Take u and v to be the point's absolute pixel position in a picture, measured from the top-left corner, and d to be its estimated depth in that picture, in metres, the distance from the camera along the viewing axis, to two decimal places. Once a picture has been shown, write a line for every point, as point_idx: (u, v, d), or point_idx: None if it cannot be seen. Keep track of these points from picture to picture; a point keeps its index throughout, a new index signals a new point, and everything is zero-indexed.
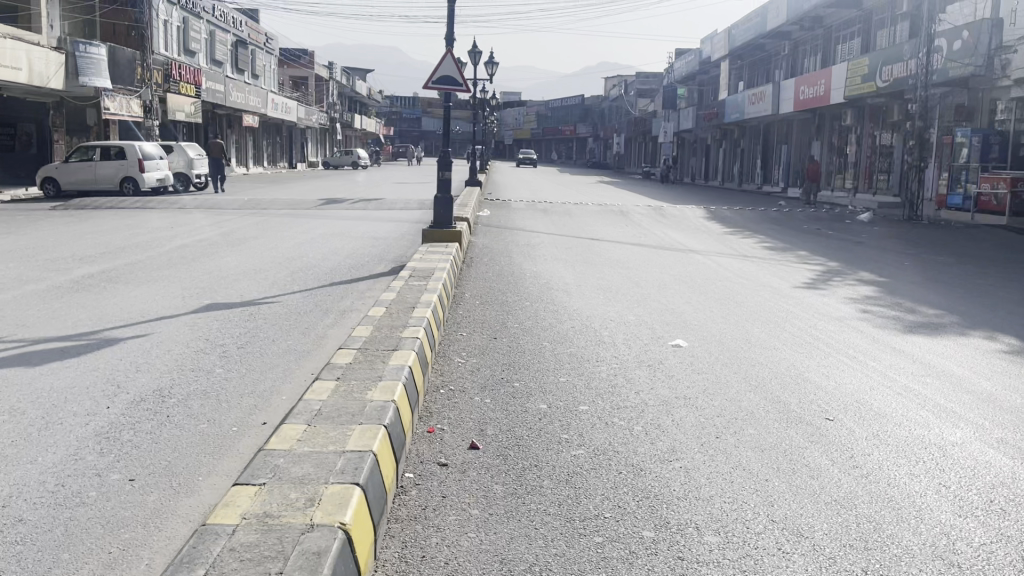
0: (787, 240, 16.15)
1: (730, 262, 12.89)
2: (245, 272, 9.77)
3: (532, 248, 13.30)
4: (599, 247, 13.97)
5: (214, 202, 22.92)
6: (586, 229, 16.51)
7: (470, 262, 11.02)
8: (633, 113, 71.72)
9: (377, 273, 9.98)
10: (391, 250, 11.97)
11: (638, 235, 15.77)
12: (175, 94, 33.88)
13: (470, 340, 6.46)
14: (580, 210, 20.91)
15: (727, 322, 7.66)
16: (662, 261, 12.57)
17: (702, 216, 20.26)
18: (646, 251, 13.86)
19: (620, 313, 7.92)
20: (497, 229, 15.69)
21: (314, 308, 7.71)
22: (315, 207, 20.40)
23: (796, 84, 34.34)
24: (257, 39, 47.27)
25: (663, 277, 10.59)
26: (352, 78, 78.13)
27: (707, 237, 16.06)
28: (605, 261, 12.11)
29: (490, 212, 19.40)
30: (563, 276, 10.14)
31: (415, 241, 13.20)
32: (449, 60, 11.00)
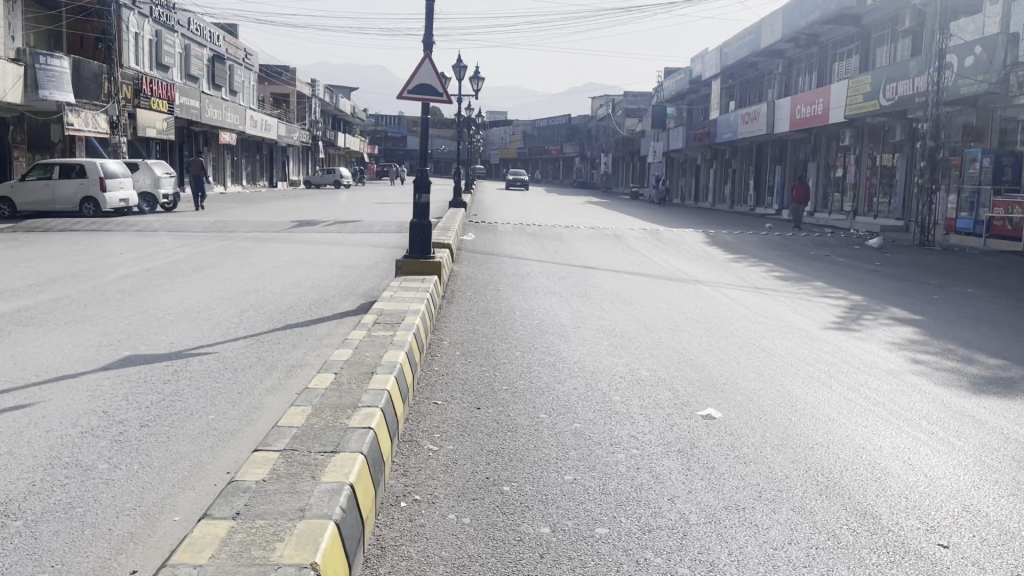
0: (798, 269, 14.83)
1: (742, 295, 11.55)
2: (186, 312, 8.36)
3: (522, 280, 11.90)
4: (595, 278, 12.59)
5: (180, 224, 21.48)
6: (580, 256, 15.13)
7: (451, 297, 9.60)
8: (621, 133, 70.82)
9: (341, 311, 8.59)
10: (362, 282, 10.57)
11: (638, 264, 14.40)
12: (146, 110, 32.46)
13: (447, 411, 5.02)
14: (572, 233, 19.55)
15: (762, 381, 6.28)
16: (667, 294, 11.21)
17: (701, 241, 18.97)
18: (646, 281, 12.52)
19: (630, 366, 6.52)
20: (482, 256, 14.30)
21: (257, 360, 6.27)
22: (286, 230, 19.02)
23: (793, 103, 33.26)
24: (235, 55, 45.90)
25: (673, 316, 9.21)
26: (336, 96, 76.99)
27: (711, 265, 14.77)
28: (603, 294, 10.73)
29: (475, 236, 18.02)
30: (559, 316, 8.74)
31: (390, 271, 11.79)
32: (427, 66, 9.62)
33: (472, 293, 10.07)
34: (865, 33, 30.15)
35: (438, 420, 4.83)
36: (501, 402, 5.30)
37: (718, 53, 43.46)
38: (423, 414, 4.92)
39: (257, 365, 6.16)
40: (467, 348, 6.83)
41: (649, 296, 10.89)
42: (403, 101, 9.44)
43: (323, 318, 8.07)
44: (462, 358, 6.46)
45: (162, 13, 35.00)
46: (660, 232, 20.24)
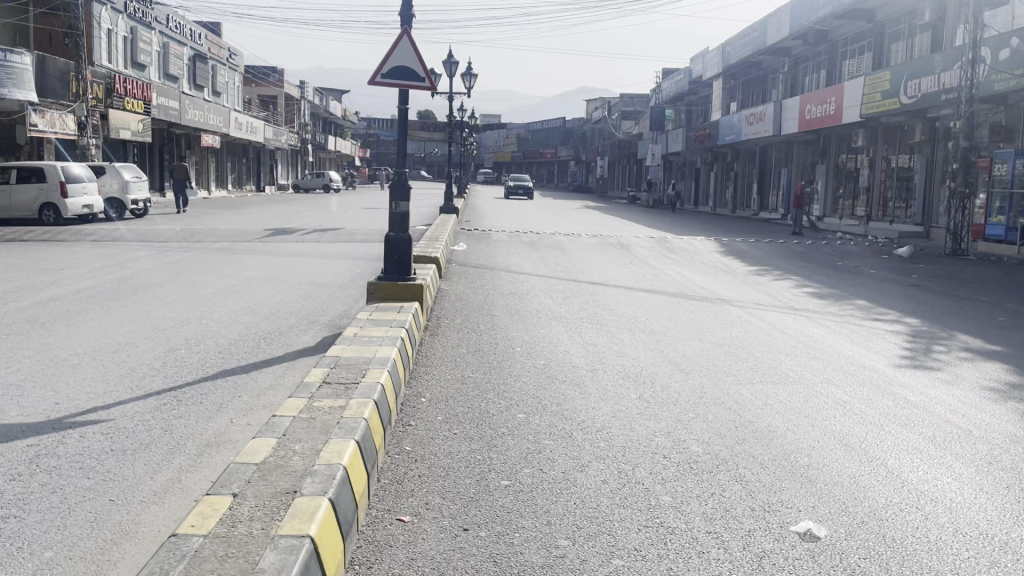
0: (831, 283, 13.11)
1: (779, 318, 9.83)
2: (99, 353, 6.61)
3: (520, 300, 10.16)
4: (605, 298, 10.85)
5: (145, 232, 19.69)
6: (586, 269, 13.40)
7: (435, 328, 7.85)
8: (618, 135, 69.24)
9: (299, 349, 6.85)
10: (329, 307, 8.79)
11: (651, 279, 12.69)
12: (119, 111, 30.68)
13: (417, 541, 3.27)
14: (574, 242, 17.79)
15: (859, 462, 4.56)
16: (692, 317, 9.52)
17: (715, 250, 17.28)
18: (665, 301, 10.80)
19: (674, 439, 4.78)
20: (474, 270, 12.56)
21: (159, 437, 4.53)
22: (259, 239, 17.29)
23: (802, 103, 31.57)
24: (217, 54, 44.10)
25: (709, 352, 7.49)
26: (325, 99, 75.17)
27: (732, 280, 13.08)
28: (618, 320, 9.01)
29: (467, 247, 16.26)
30: (569, 354, 7.00)
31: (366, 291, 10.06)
32: (406, 42, 7.85)
33: (461, 322, 8.35)
34: (879, 28, 28.52)
35: (402, 561, 3.10)
36: (499, 513, 3.57)
37: (721, 52, 41.80)
38: (380, 550, 3.17)
39: (156, 444, 4.41)
40: (451, 410, 5.10)
41: (673, 320, 9.18)
42: (376, 85, 7.70)
43: (268, 362, 6.32)
44: (446, 427, 4.73)
45: (137, 9, 33.20)
46: (670, 240, 18.54)
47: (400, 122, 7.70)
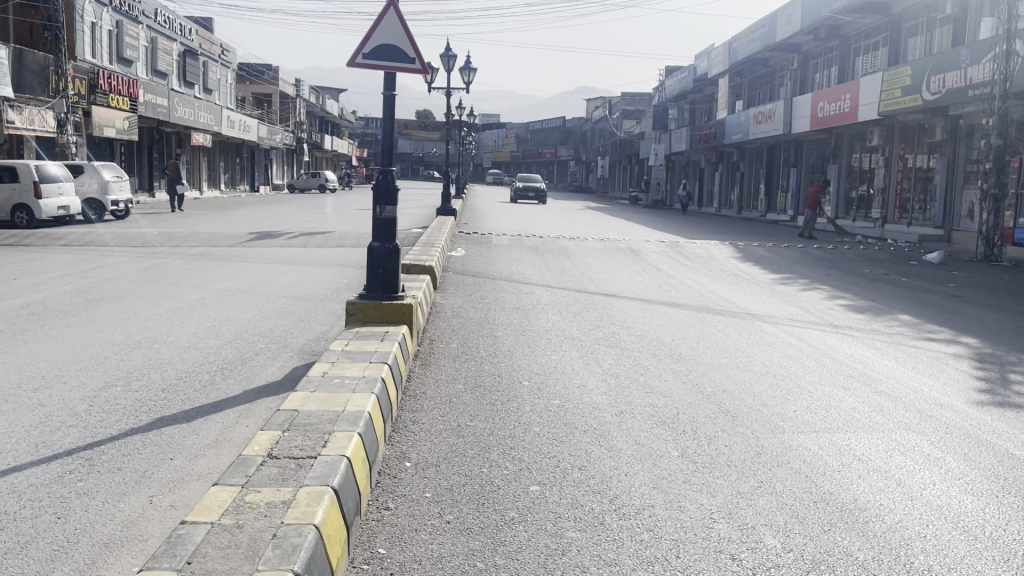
0: (865, 295, 11.92)
1: (820, 338, 8.61)
2: (13, 393, 5.39)
3: (524, 316, 8.93)
4: (620, 312, 9.64)
5: (123, 236, 18.47)
6: (596, 278, 12.19)
7: (428, 354, 6.64)
8: (618, 135, 68.12)
9: (262, 386, 5.63)
10: (306, 330, 7.56)
11: (669, 289, 11.47)
12: (104, 108, 29.49)
13: None
14: (580, 247, 16.54)
15: (995, 565, 3.35)
16: (723, 337, 8.31)
17: (732, 256, 16.08)
18: (688, 316, 9.58)
19: (740, 526, 3.60)
20: (475, 280, 11.36)
21: (43, 535, 3.30)
22: (242, 243, 16.08)
23: (814, 100, 30.30)
24: (209, 50, 42.91)
25: (753, 386, 6.28)
26: (322, 97, 73.99)
27: (758, 291, 11.87)
28: (639, 342, 7.80)
29: (466, 252, 15.05)
30: (587, 391, 5.80)
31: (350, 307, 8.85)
32: (392, 17, 6.64)
33: (459, 344, 7.14)
34: (896, 22, 27.32)
35: None
36: None
37: (727, 48, 40.58)
38: None
39: (32, 548, 3.18)
40: (443, 482, 3.88)
41: (702, 341, 7.98)
42: (356, 68, 6.50)
43: (218, 407, 5.07)
44: (437, 514, 3.52)
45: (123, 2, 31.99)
46: (681, 245, 17.29)
47: (385, 113, 6.47)
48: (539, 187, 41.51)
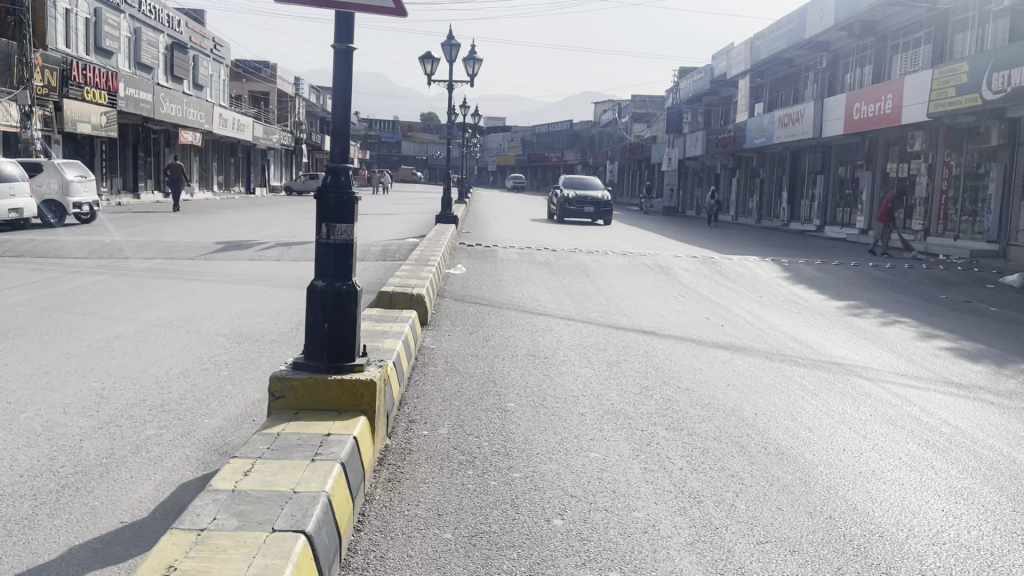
0: (965, 333, 9.53)
1: (952, 406, 6.21)
2: None
3: (542, 368, 6.55)
4: (669, 360, 7.26)
5: (76, 243, 16.09)
6: (630, 307, 9.79)
7: (402, 454, 4.27)
8: (628, 139, 65.77)
9: (105, 538, 3.27)
10: (229, 403, 5.16)
11: (722, 326, 9.07)
12: (77, 101, 27.24)
13: None
14: (600, 264, 14.12)
15: None
16: (819, 407, 5.94)
17: (778, 275, 13.73)
18: (758, 367, 7.20)
19: None
20: (477, 311, 9.01)
21: None
22: (205, 254, 13.73)
23: (849, 100, 27.83)
24: (200, 44, 40.70)
25: (919, 521, 3.89)
26: (322, 96, 71.74)
27: (830, 328, 9.49)
28: (708, 417, 5.43)
29: (468, 270, 12.70)
30: (663, 542, 3.42)
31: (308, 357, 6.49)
32: None
33: (453, 429, 4.77)
34: (942, 16, 24.95)
35: None
36: None
37: (749, 46, 38.15)
38: None
39: None
40: None
41: (799, 418, 5.59)
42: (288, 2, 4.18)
43: None
44: None
45: None
46: (715, 263, 14.85)
47: (335, 79, 4.15)
48: (598, 198, 26.47)
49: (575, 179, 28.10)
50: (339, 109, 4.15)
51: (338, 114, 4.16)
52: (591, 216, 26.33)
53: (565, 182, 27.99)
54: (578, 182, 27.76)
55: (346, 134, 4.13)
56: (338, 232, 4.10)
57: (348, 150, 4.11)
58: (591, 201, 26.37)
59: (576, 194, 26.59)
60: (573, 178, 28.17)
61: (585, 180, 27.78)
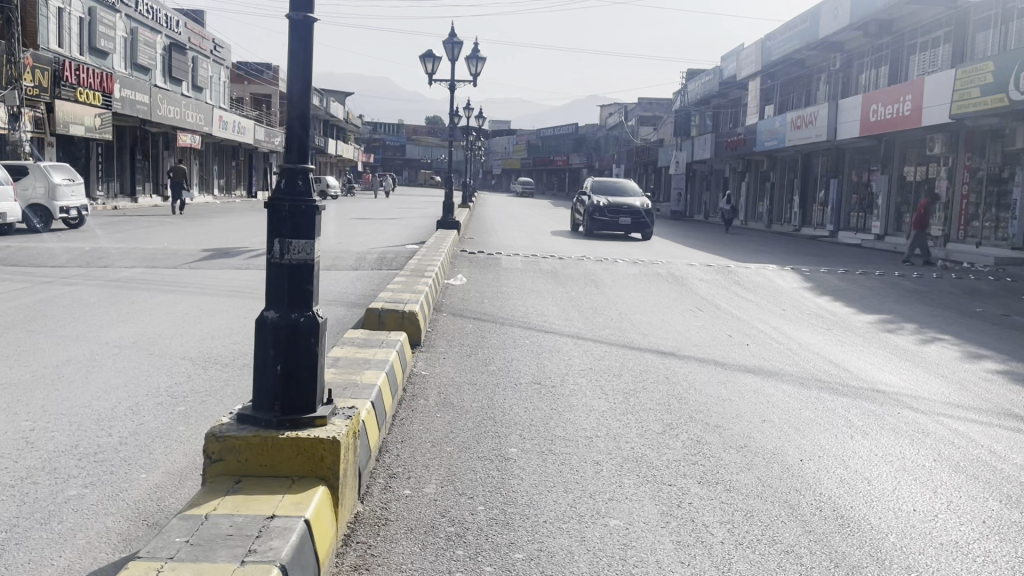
0: (1014, 354, 8.67)
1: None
2: None
3: (551, 400, 5.68)
4: (694, 387, 6.41)
5: (57, 249, 15.29)
6: (645, 324, 8.94)
7: (376, 528, 3.41)
8: (634, 142, 64.93)
9: None
10: (173, 452, 4.32)
11: (748, 345, 8.21)
12: (70, 102, 26.51)
13: None
14: (610, 273, 13.27)
15: None
16: (873, 450, 5.08)
17: (800, 286, 12.87)
18: (793, 397, 6.34)
19: None
20: (476, 329, 8.18)
21: None
22: (189, 263, 12.92)
23: (865, 101, 26.93)
24: (199, 44, 39.96)
25: None
26: (326, 99, 71.01)
27: (864, 347, 8.62)
28: (746, 467, 4.57)
29: (469, 280, 11.86)
30: None
31: None
32: None
33: (442, 488, 3.92)
34: (963, 13, 24.07)
35: None
36: None
37: (760, 47, 37.30)
38: None
39: None
40: None
41: (854, 467, 4.73)
42: None
43: None
44: None
45: None
46: (730, 272, 13.95)
47: (290, 56, 3.30)
48: (635, 207, 21.17)
49: (606, 182, 22.85)
50: (298, 90, 3.29)
51: (297, 96, 3.29)
52: (627, 229, 21.01)
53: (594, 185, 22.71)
54: (610, 186, 22.50)
55: (306, 124, 3.30)
56: (297, 250, 3.26)
57: (307, 147, 3.27)
58: (626, 209, 21.03)
59: (610, 201, 21.32)
60: (603, 181, 22.90)
61: (618, 184, 22.54)
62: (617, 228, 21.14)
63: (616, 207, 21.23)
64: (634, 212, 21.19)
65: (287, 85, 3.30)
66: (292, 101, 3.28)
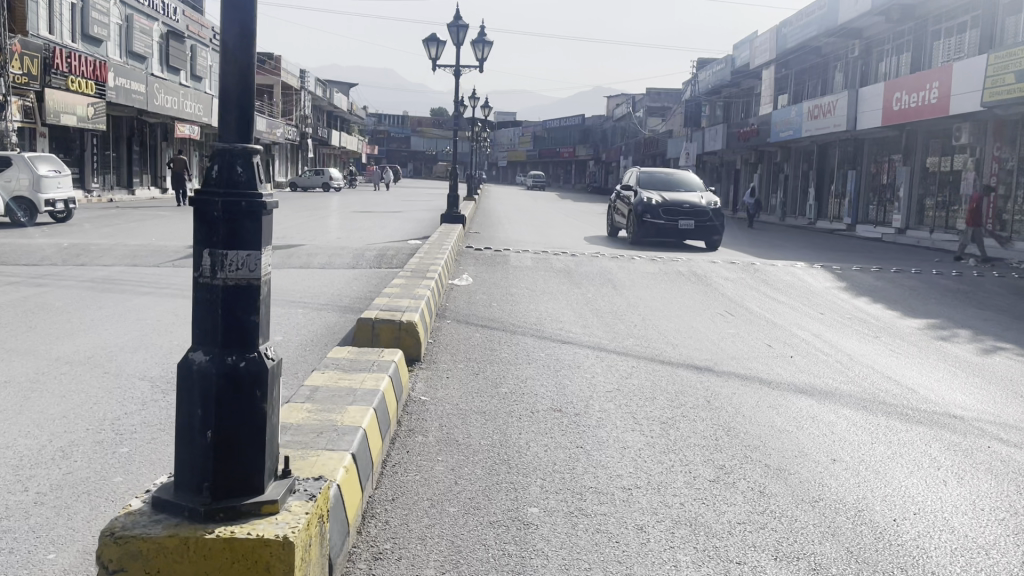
0: None
1: None
2: None
3: (575, 436, 4.71)
4: (744, 413, 5.44)
5: (36, 244, 14.33)
6: (673, 333, 7.96)
7: None
8: (642, 134, 63.83)
9: None
10: (96, 521, 3.36)
11: (792, 358, 7.23)
12: (61, 91, 25.54)
13: None
14: (627, 272, 12.26)
15: None
16: (977, 504, 4.11)
17: (833, 285, 11.90)
18: (860, 425, 5.37)
19: None
20: (485, 340, 7.18)
21: None
22: (172, 261, 11.98)
23: (888, 89, 25.83)
24: (197, 32, 38.97)
25: None
26: (329, 90, 70.00)
27: (921, 358, 7.62)
28: (831, 534, 3.60)
29: (475, 280, 10.90)
30: None
31: None
32: None
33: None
34: None
35: None
36: None
37: (774, 35, 36.17)
38: None
39: None
40: None
41: (963, 530, 3.75)
42: None
43: None
44: None
45: None
46: (757, 271, 12.88)
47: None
48: (698, 207, 16.37)
49: (654, 173, 18.03)
50: (235, 45, 2.33)
51: (237, 52, 2.35)
52: (689, 235, 16.27)
53: (640, 178, 17.90)
54: (661, 178, 17.66)
55: (248, 93, 2.35)
56: (233, 268, 2.30)
57: (249, 121, 2.31)
58: (688, 210, 16.31)
59: (666, 199, 16.51)
60: (650, 173, 18.08)
61: (670, 177, 17.77)
62: (675, 235, 16.34)
63: (674, 207, 16.43)
64: (699, 215, 16.33)
65: (221, 34, 2.35)
66: (227, 60, 2.32)
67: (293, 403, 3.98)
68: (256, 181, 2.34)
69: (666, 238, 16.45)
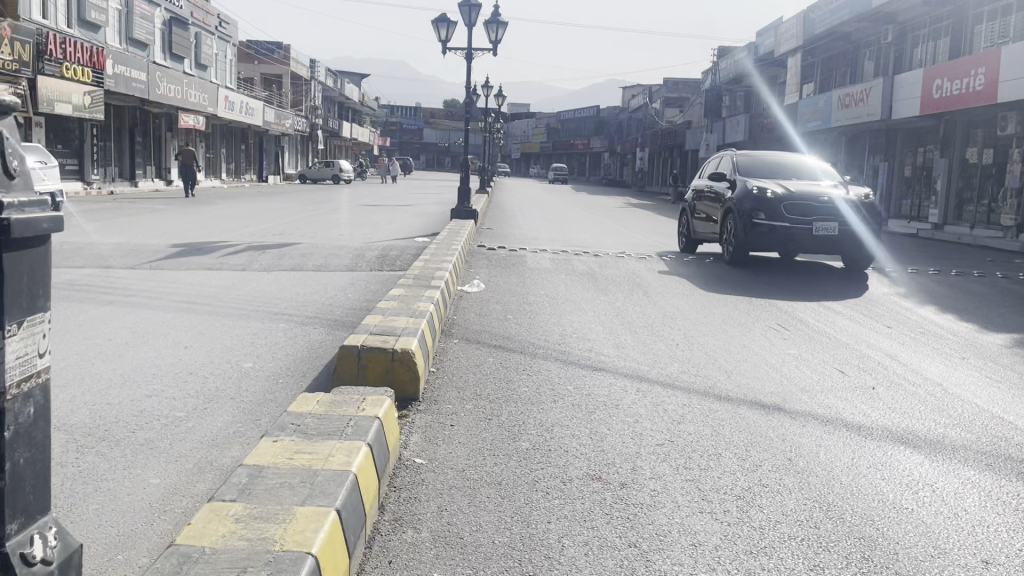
0: None
1: None
2: None
3: (622, 525, 3.40)
4: (841, 477, 4.15)
5: None
6: (725, 355, 6.64)
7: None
8: (660, 125, 62.15)
9: None
10: None
11: (875, 390, 5.89)
12: (55, 79, 24.41)
13: None
14: (656, 275, 10.98)
15: None
16: None
17: (890, 291, 10.56)
18: (1000, 498, 4.03)
19: None
20: (499, 368, 5.86)
21: None
22: (151, 261, 10.78)
23: (927, 76, 24.31)
24: (201, 19, 37.77)
25: None
26: (341, 80, 68.71)
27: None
28: None
29: (488, 285, 9.62)
30: None
31: (201, 492, 3.50)
32: None
33: None
34: None
35: None
36: None
37: (802, 20, 34.58)
38: None
39: None
40: None
41: None
42: None
43: None
44: None
45: None
46: (803, 276, 11.45)
47: None
48: (838, 204, 11.39)
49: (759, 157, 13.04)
50: None
51: None
52: (828, 244, 11.27)
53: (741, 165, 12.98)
54: (771, 164, 12.77)
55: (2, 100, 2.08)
56: None
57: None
58: (825, 210, 11.33)
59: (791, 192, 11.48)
60: (749, 159, 13.14)
61: (779, 164, 12.84)
62: (805, 245, 11.31)
63: (804, 203, 11.41)
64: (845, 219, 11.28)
65: None
66: None
67: (216, 501, 2.72)
68: (5, 192, 1.99)
69: (792, 249, 11.39)
